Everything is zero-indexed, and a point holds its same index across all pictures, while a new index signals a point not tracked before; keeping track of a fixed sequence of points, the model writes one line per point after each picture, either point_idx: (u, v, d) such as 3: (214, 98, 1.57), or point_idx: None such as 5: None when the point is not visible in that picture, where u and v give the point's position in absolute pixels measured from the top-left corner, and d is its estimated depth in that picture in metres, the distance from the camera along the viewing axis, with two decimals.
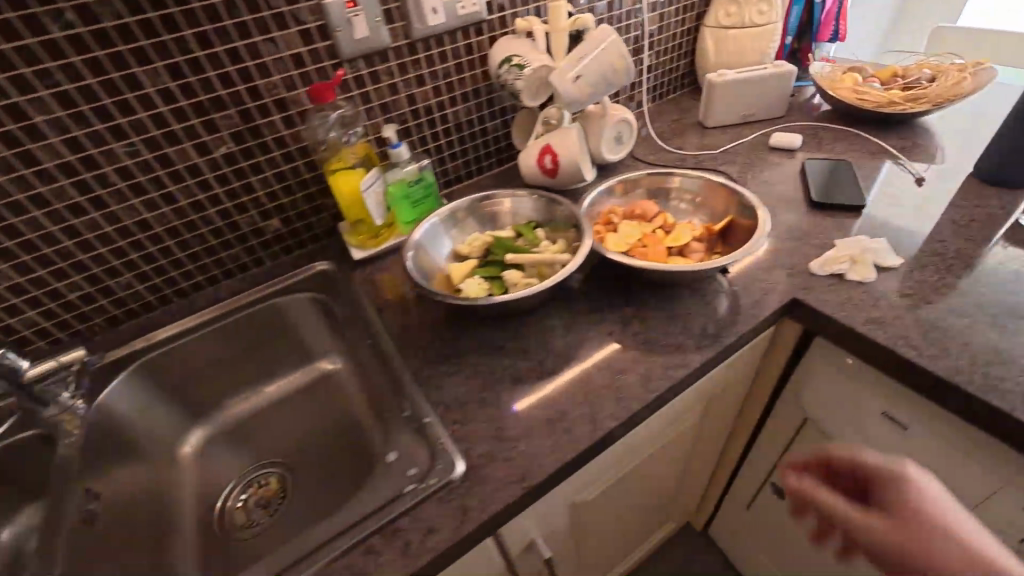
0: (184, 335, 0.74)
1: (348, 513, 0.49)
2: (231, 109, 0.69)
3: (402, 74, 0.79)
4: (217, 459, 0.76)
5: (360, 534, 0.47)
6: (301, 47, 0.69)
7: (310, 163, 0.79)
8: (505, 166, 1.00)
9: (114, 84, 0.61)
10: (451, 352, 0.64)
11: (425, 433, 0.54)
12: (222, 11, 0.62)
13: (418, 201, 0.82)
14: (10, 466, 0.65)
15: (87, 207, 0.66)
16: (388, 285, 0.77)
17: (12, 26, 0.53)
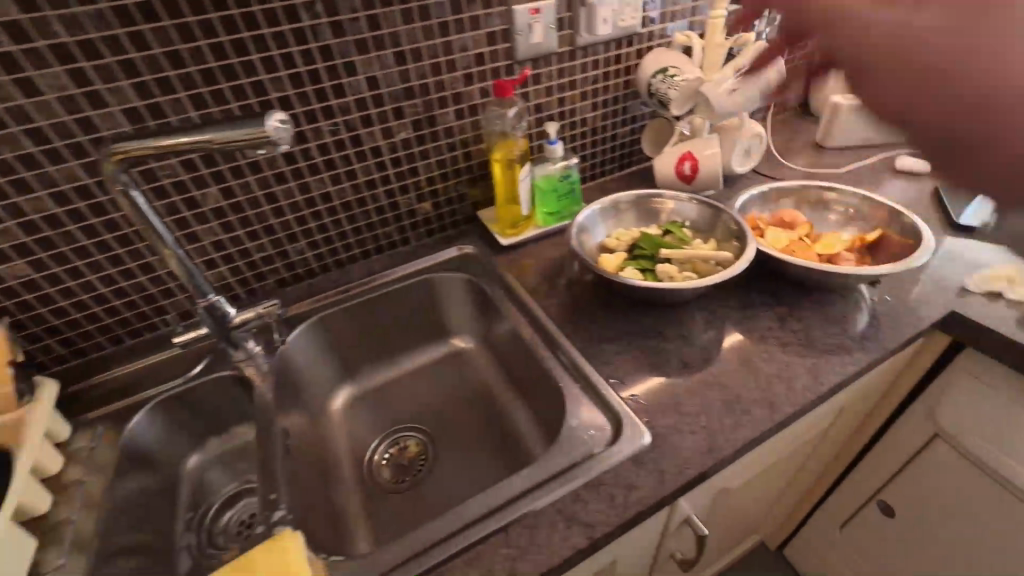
0: (347, 300, 0.81)
1: (545, 465, 0.53)
2: (418, 98, 0.76)
3: (559, 78, 0.84)
4: (364, 417, 0.82)
5: (562, 484, 0.51)
6: (485, 47, 0.77)
7: (467, 153, 0.86)
8: (624, 172, 1.05)
9: (336, 69, 0.69)
10: (612, 334, 0.68)
11: (604, 403, 0.59)
12: (432, 11, 0.70)
13: (560, 195, 0.88)
14: (203, 403, 0.72)
15: (288, 177, 0.74)
16: (534, 271, 0.83)
17: (276, 14, 0.62)
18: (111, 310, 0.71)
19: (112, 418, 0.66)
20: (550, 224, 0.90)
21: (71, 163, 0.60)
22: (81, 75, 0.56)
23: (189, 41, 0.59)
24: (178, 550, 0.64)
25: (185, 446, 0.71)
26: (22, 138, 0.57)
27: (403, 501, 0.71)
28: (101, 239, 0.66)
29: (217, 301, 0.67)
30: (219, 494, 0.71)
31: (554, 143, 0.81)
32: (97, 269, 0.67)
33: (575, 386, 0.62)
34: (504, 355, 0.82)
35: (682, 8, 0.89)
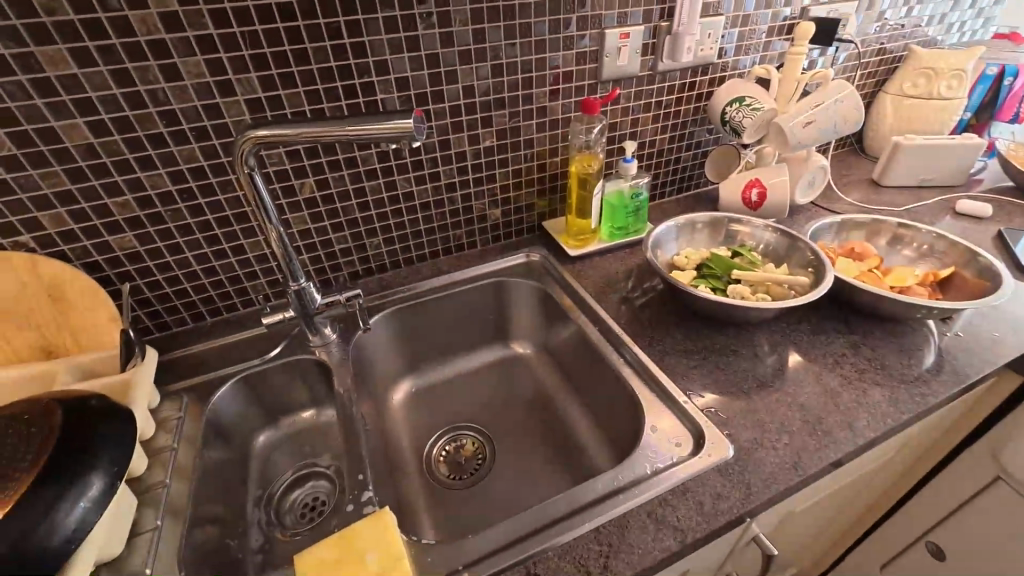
0: (419, 296, 0.84)
1: (629, 469, 0.54)
2: (506, 109, 0.80)
3: (636, 99, 0.88)
4: (423, 413, 0.84)
5: (649, 488, 0.52)
6: (574, 66, 0.81)
7: (541, 164, 0.90)
8: (682, 195, 1.07)
9: (439, 76, 0.73)
10: (684, 347, 0.70)
11: (685, 412, 0.60)
12: (532, 29, 0.75)
13: (628, 212, 0.90)
14: (278, 385, 0.74)
15: (379, 174, 0.77)
16: (600, 281, 0.85)
17: (396, 22, 0.67)
18: (200, 288, 0.74)
19: (196, 389, 0.68)
20: (614, 239, 0.92)
21: (192, 145, 0.65)
22: (218, 64, 0.61)
23: (316, 40, 0.64)
24: (249, 525, 0.64)
25: (257, 424, 0.73)
26: (156, 118, 0.61)
27: (463, 498, 0.72)
28: (204, 219, 0.70)
29: (307, 286, 0.70)
30: (286, 474, 0.71)
31: (630, 161, 0.83)
32: (195, 247, 0.71)
33: (651, 394, 0.64)
34: (566, 363, 0.83)
35: (756, 42, 0.93)
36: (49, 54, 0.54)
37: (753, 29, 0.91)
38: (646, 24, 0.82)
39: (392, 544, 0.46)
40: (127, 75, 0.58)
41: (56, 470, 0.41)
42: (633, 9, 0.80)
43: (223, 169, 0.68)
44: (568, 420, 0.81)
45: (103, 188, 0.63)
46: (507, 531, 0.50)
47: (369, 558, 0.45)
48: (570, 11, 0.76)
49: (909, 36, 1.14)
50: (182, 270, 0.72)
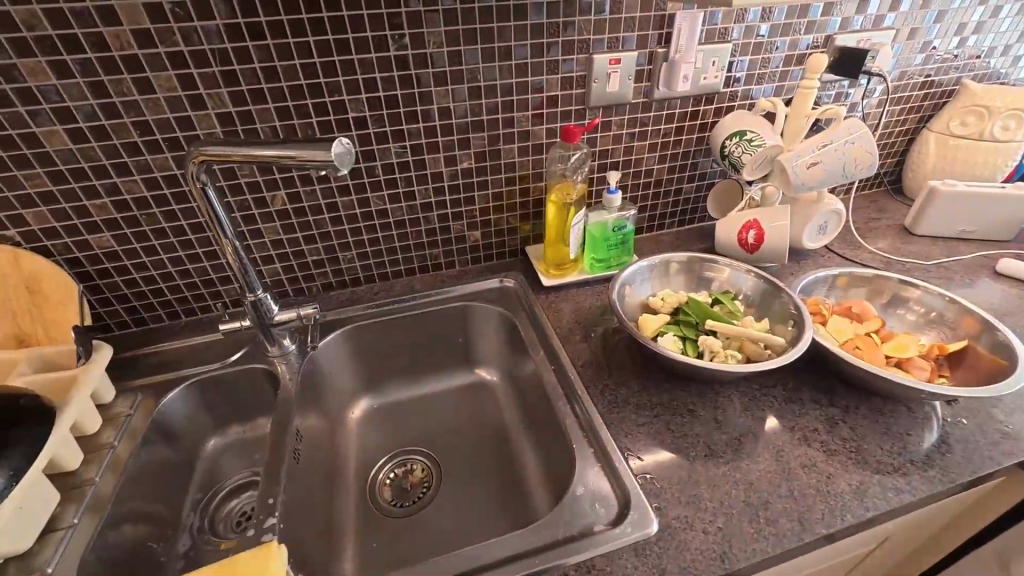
0: (385, 315, 0.83)
1: (553, 527, 0.51)
2: (485, 132, 0.78)
3: (629, 127, 0.84)
4: (378, 432, 0.83)
5: (582, 548, 0.49)
6: (559, 90, 0.78)
7: (524, 188, 0.87)
8: (682, 228, 1.01)
9: (414, 96, 0.72)
10: (638, 400, 0.65)
11: (616, 474, 0.55)
12: (513, 52, 0.72)
13: (611, 244, 0.86)
14: (233, 391, 0.75)
15: (351, 190, 0.77)
16: (570, 316, 0.81)
17: (367, 42, 0.66)
18: (174, 289, 0.77)
19: (150, 388, 0.71)
20: (595, 271, 0.88)
21: (165, 154, 0.67)
22: (189, 80, 0.63)
23: (286, 59, 0.64)
24: (180, 528, 0.66)
25: (209, 427, 0.75)
26: (131, 128, 0.64)
27: (398, 527, 0.71)
28: (177, 225, 0.72)
29: (264, 297, 0.71)
30: (229, 480, 0.72)
31: (614, 193, 0.80)
32: (169, 250, 0.74)
33: (586, 446, 0.59)
34: (527, 396, 0.80)
35: (771, 72, 0.86)
36: (30, 66, 0.57)
37: (767, 57, 0.84)
38: (641, 50, 0.77)
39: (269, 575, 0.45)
40: (102, 87, 0.61)
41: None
42: (626, 34, 0.75)
43: None
44: (521, 457, 0.77)
45: (81, 191, 0.66)
46: None
47: None
48: (553, 35, 0.72)
49: (963, 69, 1.01)
50: (157, 271, 0.75)
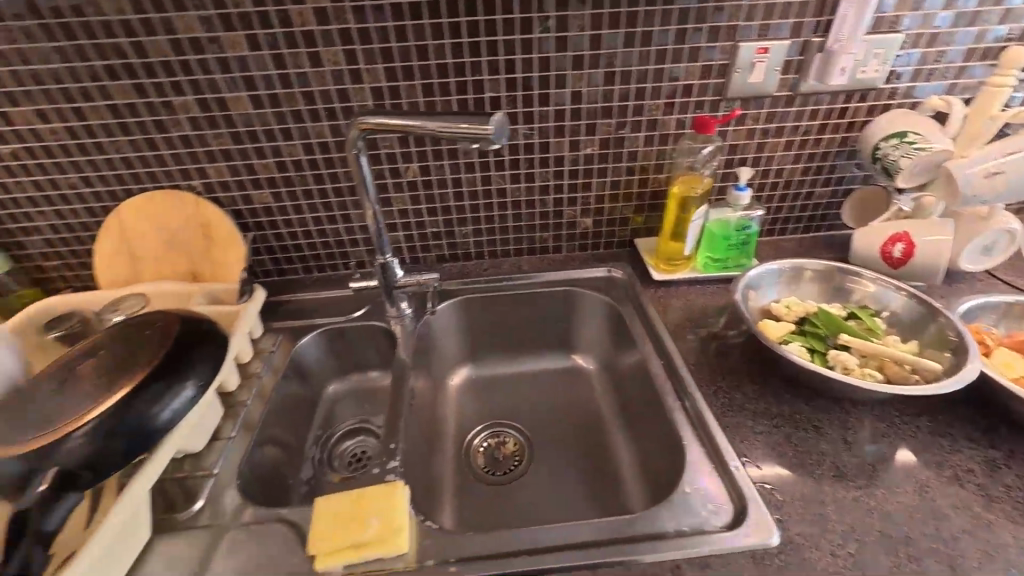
0: (493, 290, 0.86)
1: (632, 523, 0.50)
2: (613, 119, 0.78)
3: (766, 122, 0.79)
4: (474, 401, 0.86)
5: (657, 551, 0.48)
6: (697, 79, 0.75)
7: (643, 179, 0.85)
8: (807, 235, 0.94)
9: (549, 79, 0.73)
10: (755, 407, 0.62)
11: (733, 478, 0.54)
12: (655, 37, 0.71)
13: (730, 244, 0.82)
14: (354, 344, 0.82)
15: (477, 168, 0.81)
16: (678, 313, 0.79)
17: (514, 24, 0.68)
18: (311, 246, 0.85)
19: (289, 331, 0.79)
20: (708, 271, 0.85)
21: (323, 123, 0.74)
22: (352, 55, 0.69)
23: (438, 39, 0.68)
24: (305, 457, 0.74)
25: (332, 373, 0.83)
26: (298, 97, 0.71)
27: (490, 494, 0.74)
28: (324, 188, 0.79)
29: (391, 261, 0.76)
30: (345, 423, 0.80)
31: (742, 190, 0.76)
32: (312, 211, 0.81)
33: (698, 447, 0.58)
34: (626, 388, 0.80)
35: (945, 67, 0.76)
36: (231, 39, 0.66)
37: (943, 50, 0.74)
38: (794, 39, 0.72)
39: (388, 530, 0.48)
40: (282, 59, 0.68)
41: (155, 376, 0.51)
42: (780, 21, 0.70)
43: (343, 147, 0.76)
44: (614, 448, 0.77)
45: (252, 151, 0.75)
46: (507, 541, 0.50)
47: (370, 521, 0.49)
48: (699, 21, 0.70)
49: None
50: (300, 229, 0.83)
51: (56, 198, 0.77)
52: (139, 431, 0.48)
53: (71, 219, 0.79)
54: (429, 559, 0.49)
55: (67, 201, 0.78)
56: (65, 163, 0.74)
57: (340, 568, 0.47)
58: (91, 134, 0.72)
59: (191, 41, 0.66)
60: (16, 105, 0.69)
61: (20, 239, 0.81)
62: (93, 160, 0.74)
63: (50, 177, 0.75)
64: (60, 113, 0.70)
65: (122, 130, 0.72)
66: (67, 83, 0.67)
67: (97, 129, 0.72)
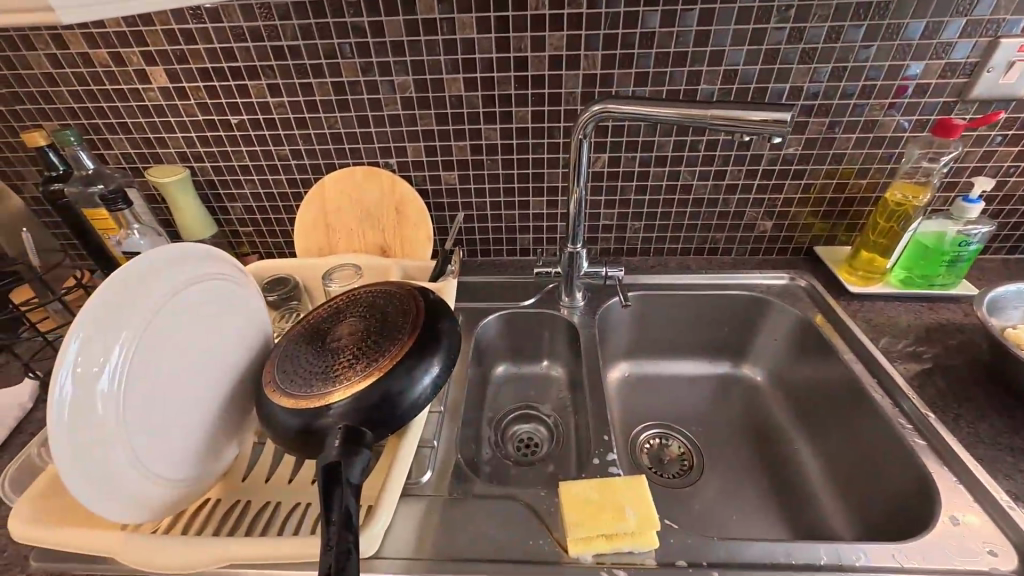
0: (667, 289, 0.84)
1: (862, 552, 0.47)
2: (827, 118, 0.73)
3: (1005, 128, 0.71)
4: (634, 399, 0.85)
5: None
6: (935, 79, 0.69)
7: (841, 183, 0.79)
8: (1012, 256, 0.84)
9: (771, 72, 0.69)
10: (1009, 442, 0.57)
11: (1007, 518, 0.49)
12: (902, 30, 0.65)
13: (943, 260, 0.75)
14: (526, 330, 0.82)
15: (668, 163, 0.78)
16: (881, 330, 0.73)
17: (750, 13, 0.65)
18: (483, 230, 0.86)
19: (468, 312, 0.81)
20: (907, 287, 0.79)
21: (528, 108, 0.73)
22: (575, 41, 0.68)
23: (666, 27, 0.66)
24: (482, 438, 0.75)
25: (500, 356, 0.84)
26: (512, 81, 0.71)
27: (664, 495, 0.71)
28: (511, 173, 0.79)
29: (580, 252, 0.76)
30: (513, 407, 0.80)
31: (975, 201, 0.69)
32: (494, 195, 0.82)
33: (951, 477, 0.54)
34: (813, 403, 0.75)
35: None
36: (463, 21, 0.67)
37: None
38: None
39: (641, 534, 0.47)
40: (507, 43, 0.68)
41: (411, 347, 0.52)
42: None
43: (541, 133, 0.76)
44: (797, 466, 0.73)
45: (453, 133, 0.76)
46: (767, 553, 0.48)
47: (627, 513, 0.48)
48: (959, 13, 0.64)
49: None
50: (477, 212, 0.84)
51: (266, 168, 0.82)
52: (403, 399, 0.50)
53: (274, 188, 0.84)
54: (679, 560, 0.47)
55: (275, 171, 0.82)
56: (282, 136, 0.78)
57: (590, 555, 0.47)
58: (312, 109, 0.76)
59: (427, 21, 0.67)
60: (254, 78, 0.73)
61: (226, 204, 0.86)
62: (308, 135, 0.78)
63: (266, 149, 0.80)
64: (290, 87, 0.74)
65: (341, 107, 0.75)
66: (304, 59, 0.71)
67: (319, 105, 0.75)
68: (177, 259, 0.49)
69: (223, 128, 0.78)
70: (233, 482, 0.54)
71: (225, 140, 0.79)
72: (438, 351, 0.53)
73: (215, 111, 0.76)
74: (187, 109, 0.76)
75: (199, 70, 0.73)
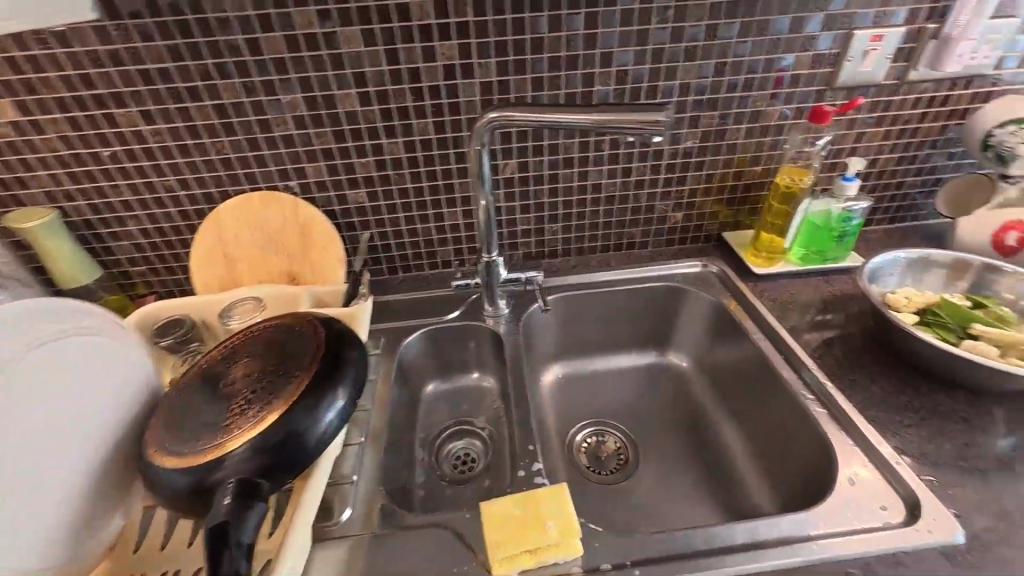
0: (589, 288, 0.85)
1: (776, 526, 0.49)
2: (717, 111, 0.76)
3: (871, 111, 0.78)
4: (569, 399, 0.85)
5: (803, 553, 0.47)
6: (806, 69, 0.74)
7: (739, 172, 0.84)
8: (893, 226, 0.93)
9: (659, 71, 0.72)
10: (896, 401, 0.62)
11: (896, 474, 0.53)
12: (771, 26, 0.70)
13: (833, 236, 0.80)
14: (452, 344, 0.81)
15: (575, 164, 0.79)
16: (785, 307, 0.78)
17: (632, 15, 0.67)
18: (400, 246, 0.84)
19: (390, 333, 0.78)
20: (806, 263, 0.84)
21: (428, 119, 0.72)
22: (466, 49, 0.67)
23: (554, 31, 0.67)
24: (415, 462, 0.72)
25: (428, 374, 0.81)
26: (407, 94, 0.69)
27: (604, 493, 0.72)
28: (421, 187, 0.78)
29: (497, 260, 0.76)
30: (446, 425, 0.78)
31: (851, 179, 0.74)
32: (408, 210, 0.80)
33: (848, 441, 0.58)
34: (731, 383, 0.79)
35: None
36: (347, 35, 0.64)
37: None
38: (909, 26, 0.71)
39: (567, 543, 0.47)
40: (396, 55, 0.66)
41: (311, 382, 0.49)
42: (897, 8, 0.70)
43: (445, 144, 0.74)
44: (726, 447, 0.76)
45: (354, 150, 0.73)
46: (688, 542, 0.49)
47: (549, 524, 0.49)
48: (817, 9, 0.69)
49: None
50: (391, 228, 0.81)
51: (151, 202, 0.75)
52: (303, 440, 0.46)
53: (163, 223, 0.78)
54: (604, 563, 0.47)
55: (162, 204, 0.76)
56: (164, 165, 0.72)
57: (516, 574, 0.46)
58: (194, 135, 0.70)
59: (308, 37, 0.64)
60: (122, 106, 0.67)
61: (110, 244, 0.79)
62: (194, 162, 0.72)
63: (147, 181, 0.73)
64: (165, 113, 0.68)
65: (226, 131, 0.70)
66: (177, 82, 0.66)
67: (201, 129, 0.70)
68: (46, 314, 0.46)
69: (92, 162, 0.71)
70: (123, 557, 0.48)
71: (97, 174, 0.72)
72: (342, 380, 0.50)
73: (80, 144, 0.69)
74: (46, 144, 0.68)
75: (53, 99, 0.65)
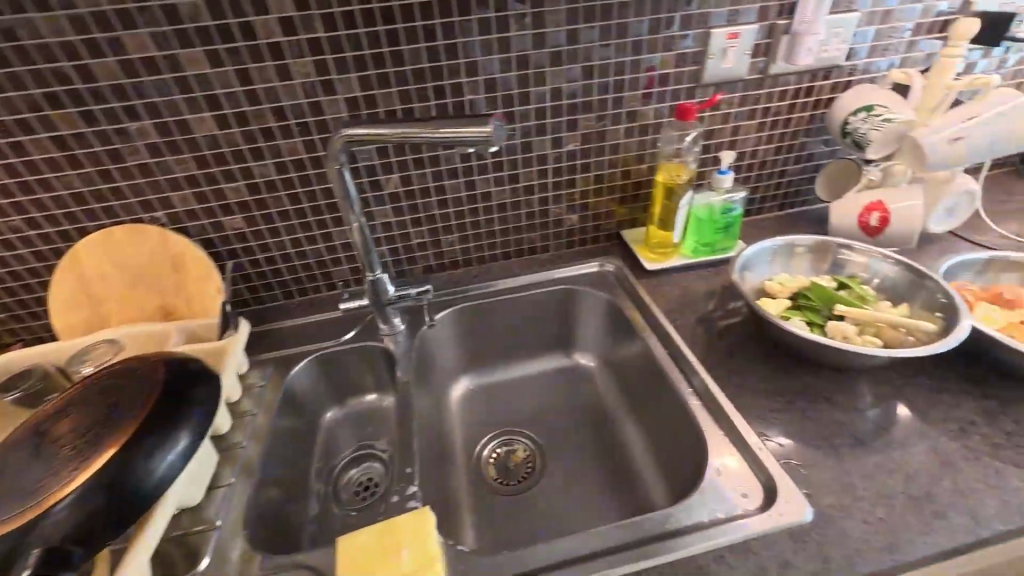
0: (489, 296, 0.84)
1: (639, 524, 0.50)
2: (593, 113, 0.77)
3: (741, 104, 0.81)
4: (478, 411, 0.84)
5: (662, 550, 0.48)
6: (672, 68, 0.75)
7: (626, 171, 0.85)
8: (783, 212, 0.96)
9: (528, 77, 0.72)
10: (767, 387, 0.64)
11: (758, 461, 0.54)
12: (630, 29, 0.71)
13: (718, 228, 0.83)
14: (348, 368, 0.78)
15: (460, 173, 0.78)
16: (676, 301, 0.79)
17: (491, 23, 0.67)
18: (289, 270, 0.80)
19: (278, 362, 0.75)
20: (697, 256, 0.86)
21: (295, 139, 0.69)
22: (323, 65, 0.65)
23: (413, 43, 0.66)
24: (308, 494, 0.69)
25: (327, 400, 0.79)
26: (267, 114, 0.67)
27: (507, 504, 0.72)
28: (301, 208, 0.75)
29: (382, 277, 0.73)
30: (346, 452, 0.76)
31: (725, 172, 0.77)
32: (290, 232, 0.77)
33: (720, 431, 0.59)
34: (630, 380, 0.80)
35: (896, 42, 0.80)
36: (189, 57, 0.61)
37: (896, 25, 0.78)
38: (761, 23, 0.74)
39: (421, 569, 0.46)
40: (247, 74, 0.64)
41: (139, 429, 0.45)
42: (747, 6, 0.72)
43: (317, 163, 0.72)
44: (627, 444, 0.77)
45: (220, 175, 0.70)
46: (552, 554, 0.48)
47: (403, 554, 0.47)
48: (672, 9, 0.70)
49: None
50: (276, 252, 0.78)
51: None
52: (128, 496, 0.43)
53: (16, 265, 0.72)
54: None
55: (11, 246, 0.70)
56: (5, 204, 0.67)
57: None
58: (34, 170, 0.65)
59: (146, 61, 0.61)
60: None
61: None
62: (39, 199, 0.67)
63: None
64: None
65: (71, 164, 0.66)
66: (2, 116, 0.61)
67: (41, 164, 0.65)
68: None
69: None
70: None
71: None
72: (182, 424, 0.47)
73: None
74: None
75: None
